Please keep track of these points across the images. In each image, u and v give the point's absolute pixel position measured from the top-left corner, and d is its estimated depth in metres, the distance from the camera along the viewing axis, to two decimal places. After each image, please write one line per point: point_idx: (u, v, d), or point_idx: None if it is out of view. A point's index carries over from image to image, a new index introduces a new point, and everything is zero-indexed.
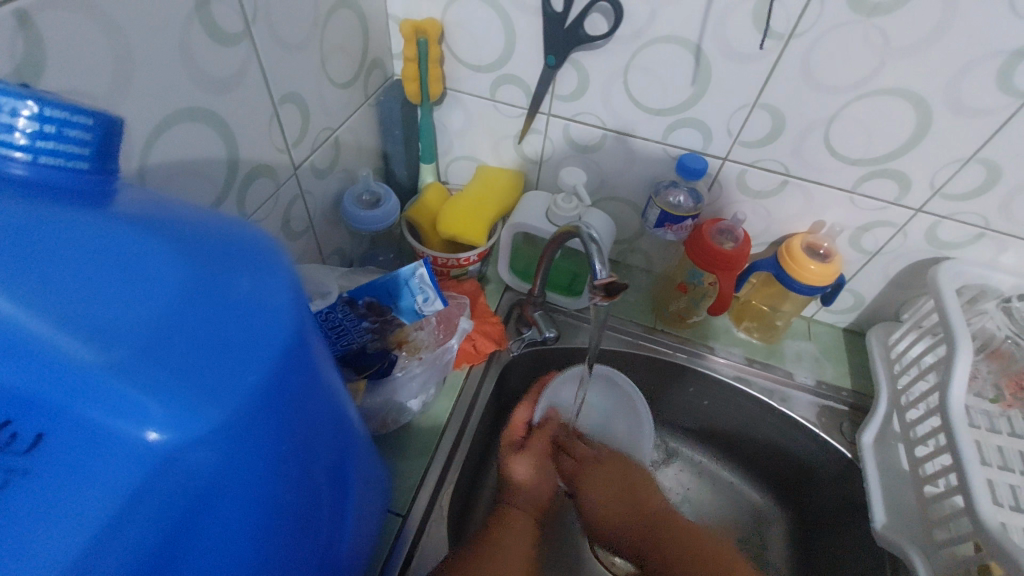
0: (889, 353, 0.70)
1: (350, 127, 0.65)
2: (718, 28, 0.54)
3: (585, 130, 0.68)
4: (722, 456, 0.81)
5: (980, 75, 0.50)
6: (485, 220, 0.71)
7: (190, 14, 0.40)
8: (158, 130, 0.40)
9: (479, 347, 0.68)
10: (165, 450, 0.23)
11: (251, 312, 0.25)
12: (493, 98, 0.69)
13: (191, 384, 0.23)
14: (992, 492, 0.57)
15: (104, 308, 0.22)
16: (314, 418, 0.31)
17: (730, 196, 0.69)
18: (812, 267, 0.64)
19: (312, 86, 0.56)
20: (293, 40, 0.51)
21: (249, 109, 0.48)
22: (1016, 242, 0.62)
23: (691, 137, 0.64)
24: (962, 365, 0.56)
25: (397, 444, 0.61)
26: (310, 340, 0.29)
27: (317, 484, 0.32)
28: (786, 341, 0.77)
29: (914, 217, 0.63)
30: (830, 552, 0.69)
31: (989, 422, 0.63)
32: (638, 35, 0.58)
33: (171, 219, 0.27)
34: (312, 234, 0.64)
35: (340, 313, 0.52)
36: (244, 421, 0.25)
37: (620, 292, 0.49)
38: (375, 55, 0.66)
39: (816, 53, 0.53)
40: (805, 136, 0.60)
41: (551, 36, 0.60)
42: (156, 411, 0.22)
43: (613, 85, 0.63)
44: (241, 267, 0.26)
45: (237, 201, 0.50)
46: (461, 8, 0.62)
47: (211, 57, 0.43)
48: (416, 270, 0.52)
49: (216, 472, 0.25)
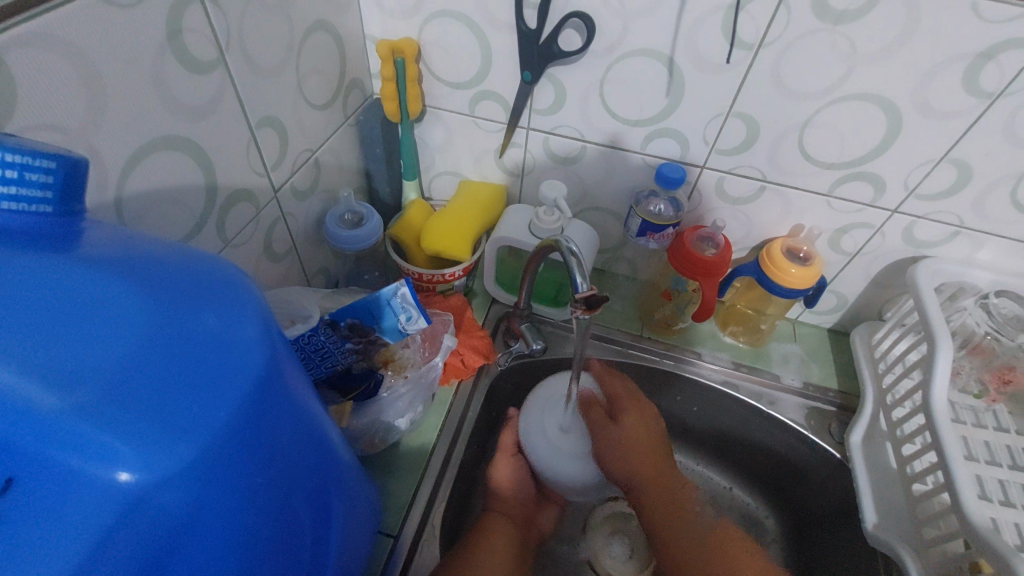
0: (874, 352, 0.71)
1: (330, 147, 0.65)
2: (690, 40, 0.55)
3: (564, 143, 0.69)
4: (714, 463, 0.81)
5: (947, 77, 0.51)
6: (469, 235, 0.71)
7: (162, 44, 0.40)
8: (133, 161, 0.40)
9: (467, 362, 0.68)
10: (137, 490, 0.22)
11: (219, 347, 0.25)
12: (472, 114, 0.70)
13: (160, 422, 0.23)
14: (981, 487, 0.58)
15: (69, 351, 0.22)
16: (291, 447, 0.31)
17: (710, 203, 0.70)
18: (793, 271, 0.65)
19: (289, 108, 0.56)
20: (267, 64, 0.51)
21: (226, 133, 0.48)
22: (992, 238, 0.63)
23: (669, 146, 0.65)
24: (944, 363, 0.57)
25: (385, 464, 0.61)
26: (283, 368, 0.29)
27: (297, 515, 0.32)
28: (772, 344, 0.78)
29: (890, 218, 0.64)
30: (827, 552, 0.69)
31: (976, 417, 0.65)
32: (611, 49, 0.58)
33: (137, 257, 0.27)
34: (295, 256, 0.64)
35: (323, 335, 0.51)
36: (216, 456, 0.25)
37: (600, 306, 0.50)
38: (353, 76, 0.66)
39: (785, 62, 0.54)
40: (780, 142, 0.61)
41: (526, 53, 0.60)
42: (125, 452, 0.22)
43: (590, 98, 0.63)
44: (209, 301, 0.27)
45: (217, 227, 0.50)
46: (436, 26, 0.62)
47: (185, 86, 0.43)
48: (398, 290, 0.53)
49: (190, 509, 0.24)
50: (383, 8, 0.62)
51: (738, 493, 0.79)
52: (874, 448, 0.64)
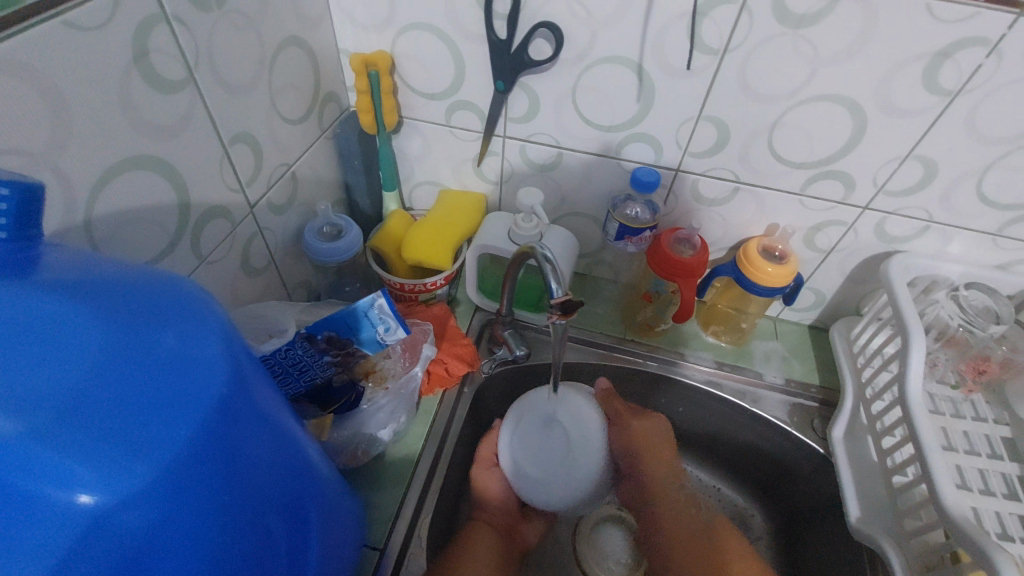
0: (852, 347, 0.72)
1: (307, 161, 0.65)
2: (657, 47, 0.57)
3: (540, 150, 0.70)
4: (703, 462, 0.81)
5: (908, 75, 0.52)
6: (449, 244, 0.72)
7: (128, 64, 0.40)
8: (102, 181, 0.40)
9: (451, 370, 0.68)
10: (98, 510, 0.23)
11: (180, 365, 0.26)
12: (448, 123, 0.71)
13: (119, 442, 0.23)
14: (960, 477, 0.59)
15: (23, 377, 0.22)
16: (262, 461, 0.31)
17: (687, 206, 0.71)
18: (769, 269, 0.66)
19: (262, 124, 0.56)
20: (239, 81, 0.51)
21: (198, 151, 0.48)
22: (961, 232, 0.64)
23: (643, 150, 0.66)
24: (917, 356, 0.58)
25: (370, 475, 0.61)
26: (249, 383, 0.30)
27: (272, 530, 0.32)
28: (754, 342, 0.79)
29: (862, 215, 0.65)
30: (813, 548, 0.69)
31: (955, 408, 0.66)
32: (582, 56, 0.59)
33: (95, 278, 0.27)
34: (274, 270, 0.64)
35: (300, 349, 0.51)
36: (180, 474, 0.25)
37: (575, 311, 0.51)
38: (328, 89, 0.66)
39: (751, 66, 0.56)
40: (750, 144, 0.62)
41: (498, 62, 0.61)
42: (85, 473, 0.22)
43: (563, 106, 0.64)
44: (170, 320, 0.27)
45: (192, 244, 0.50)
46: (409, 39, 0.63)
47: (152, 105, 0.43)
48: (375, 301, 0.53)
49: (155, 528, 0.25)
50: (356, 22, 0.63)
51: (726, 492, 0.80)
52: (855, 442, 0.65)
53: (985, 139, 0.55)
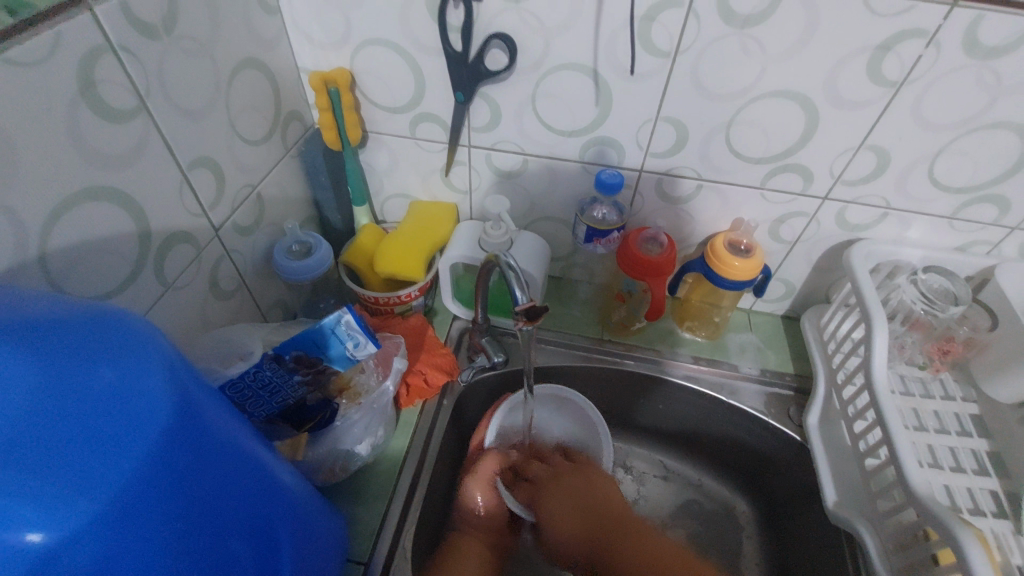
0: (823, 334, 0.74)
1: (272, 181, 0.66)
2: (609, 52, 0.57)
3: (505, 158, 0.70)
4: (685, 456, 0.82)
5: (851, 69, 0.54)
6: (421, 256, 0.72)
7: (75, 97, 0.40)
8: (56, 215, 0.40)
9: (430, 381, 0.69)
10: (45, 547, 0.24)
11: (121, 399, 0.26)
12: (413, 136, 0.71)
13: (63, 480, 0.24)
14: (932, 455, 0.61)
15: None
16: (222, 486, 0.32)
17: (652, 205, 0.72)
18: (735, 263, 0.67)
19: (222, 146, 0.56)
20: (193, 106, 0.51)
21: (154, 178, 0.48)
22: (919, 217, 0.66)
23: (607, 154, 0.67)
24: (881, 341, 0.59)
25: (352, 491, 0.61)
26: (198, 407, 0.30)
27: (237, 555, 0.33)
28: (728, 335, 0.80)
29: (822, 205, 0.67)
30: (796, 534, 0.71)
31: (924, 388, 0.67)
32: (537, 65, 0.60)
33: (32, 316, 0.27)
34: (245, 291, 0.64)
35: (268, 370, 0.52)
36: (128, 505, 0.26)
37: (540, 316, 0.51)
38: (290, 108, 0.67)
39: (701, 67, 0.57)
40: (708, 142, 0.63)
41: (455, 74, 0.62)
42: (33, 513, 0.23)
43: (524, 114, 0.65)
44: (110, 354, 0.27)
45: (155, 271, 0.50)
46: (367, 55, 0.63)
47: (103, 135, 0.43)
48: (342, 318, 0.53)
49: (108, 559, 0.26)
50: (313, 40, 0.63)
51: (708, 483, 0.81)
52: (830, 427, 0.66)
53: (931, 126, 0.57)
